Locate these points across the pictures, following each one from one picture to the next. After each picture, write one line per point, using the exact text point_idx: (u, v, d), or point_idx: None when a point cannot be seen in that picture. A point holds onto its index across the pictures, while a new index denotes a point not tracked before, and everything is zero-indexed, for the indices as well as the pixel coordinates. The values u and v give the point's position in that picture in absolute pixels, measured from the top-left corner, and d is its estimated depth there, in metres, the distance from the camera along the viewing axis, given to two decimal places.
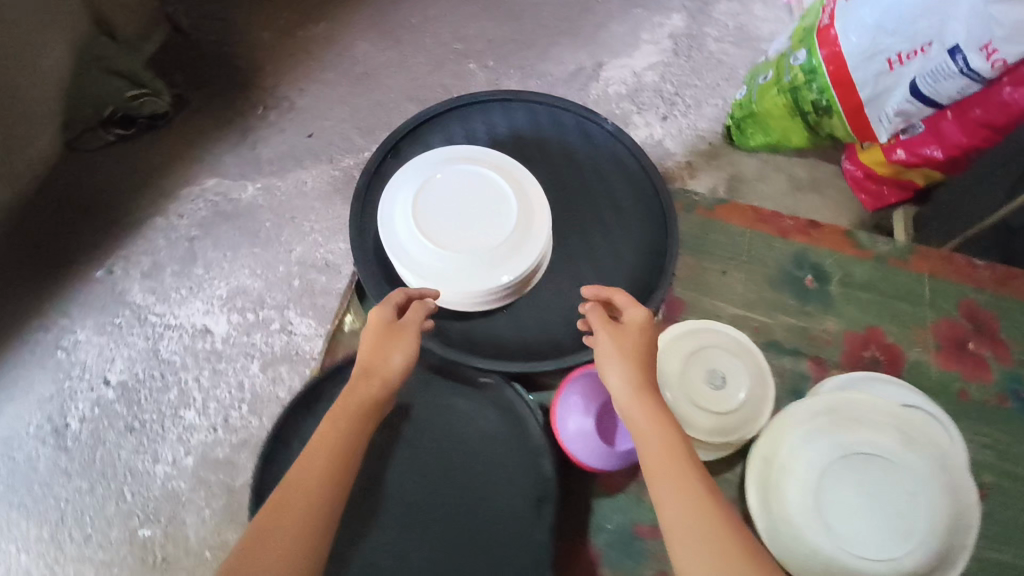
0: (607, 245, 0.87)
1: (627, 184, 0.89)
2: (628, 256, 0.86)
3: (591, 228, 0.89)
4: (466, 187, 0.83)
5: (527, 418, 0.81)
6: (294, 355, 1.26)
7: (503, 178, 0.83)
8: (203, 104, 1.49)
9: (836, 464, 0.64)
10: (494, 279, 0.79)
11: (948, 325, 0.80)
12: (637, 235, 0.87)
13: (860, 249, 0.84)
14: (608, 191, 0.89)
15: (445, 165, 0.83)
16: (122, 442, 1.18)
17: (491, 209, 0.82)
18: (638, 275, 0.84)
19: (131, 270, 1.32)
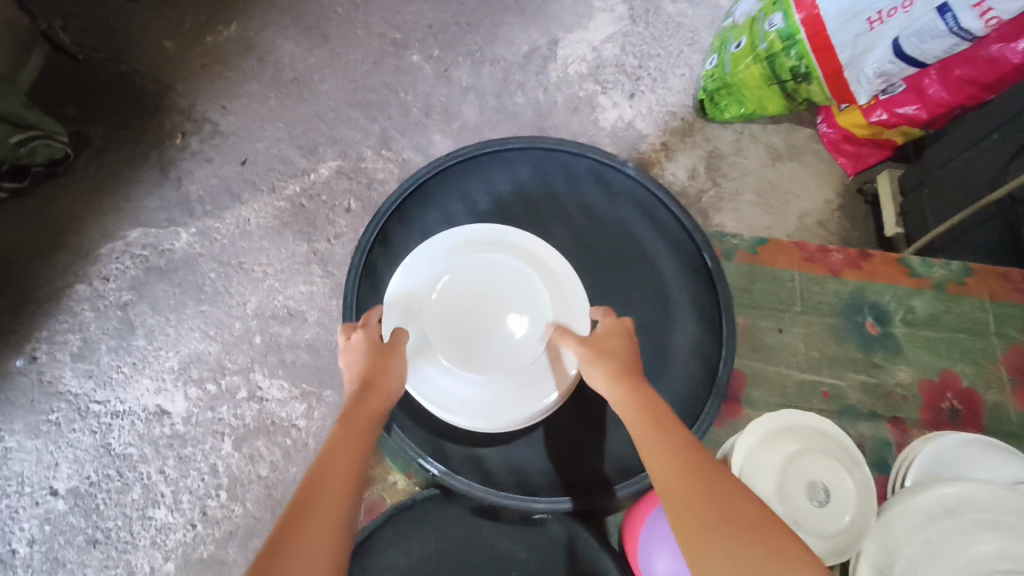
0: (643, 301, 0.81)
1: (651, 230, 0.84)
2: (675, 316, 0.81)
3: (629, 287, 0.82)
4: (480, 284, 0.80)
5: (595, 555, 0.81)
6: (270, 425, 1.11)
7: (517, 263, 0.80)
8: (108, 140, 1.29)
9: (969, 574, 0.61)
10: (532, 388, 0.75)
11: (1017, 353, 0.85)
12: (673, 286, 0.82)
13: (917, 277, 0.89)
14: (633, 239, 0.84)
15: (451, 261, 0.80)
16: (86, 559, 1.02)
17: (512, 306, 0.80)
18: (692, 337, 0.80)
19: (59, 353, 1.14)
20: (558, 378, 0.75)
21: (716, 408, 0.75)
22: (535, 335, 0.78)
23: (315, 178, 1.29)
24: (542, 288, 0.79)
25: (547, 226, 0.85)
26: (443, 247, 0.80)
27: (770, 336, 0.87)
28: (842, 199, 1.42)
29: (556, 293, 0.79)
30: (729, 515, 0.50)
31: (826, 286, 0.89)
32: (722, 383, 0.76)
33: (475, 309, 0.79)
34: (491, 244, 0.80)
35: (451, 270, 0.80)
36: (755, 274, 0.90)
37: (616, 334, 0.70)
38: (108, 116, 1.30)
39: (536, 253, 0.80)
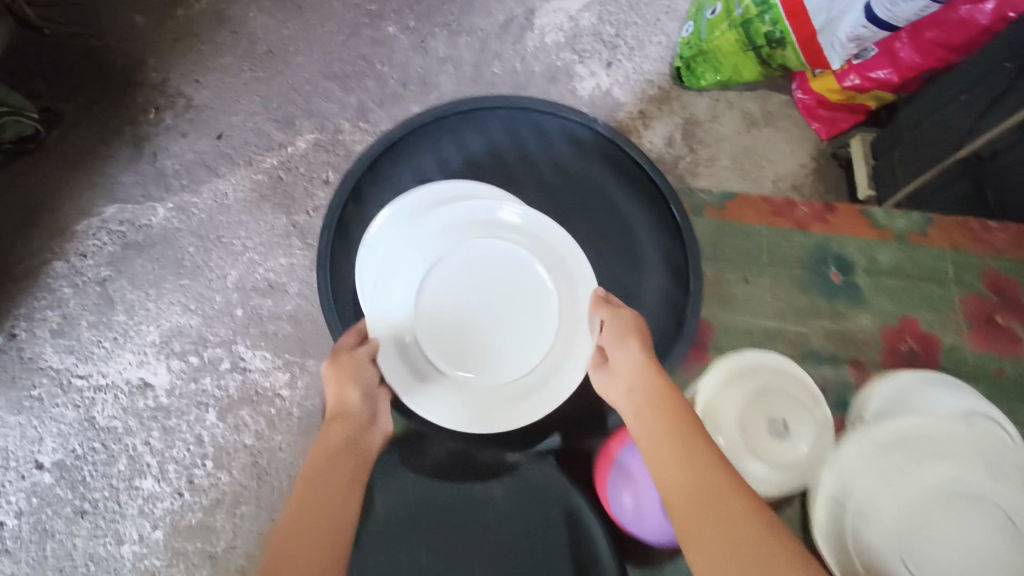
0: (614, 257, 0.84)
1: (621, 190, 0.86)
2: (643, 266, 0.83)
3: (599, 241, 0.85)
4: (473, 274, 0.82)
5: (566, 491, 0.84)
6: (254, 395, 1.12)
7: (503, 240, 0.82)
8: (79, 116, 1.27)
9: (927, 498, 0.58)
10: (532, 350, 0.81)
11: (977, 301, 0.82)
12: (643, 243, 0.84)
13: (881, 229, 0.86)
14: (604, 197, 0.86)
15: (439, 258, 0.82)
16: (74, 530, 1.03)
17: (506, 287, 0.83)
18: (660, 288, 0.82)
19: (38, 329, 1.13)
20: (573, 356, 0.78)
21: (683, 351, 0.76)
22: (537, 313, 0.82)
23: (292, 151, 1.29)
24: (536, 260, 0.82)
25: (519, 185, 0.87)
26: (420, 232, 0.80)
27: (736, 287, 0.85)
28: (815, 164, 1.44)
29: (551, 261, 0.82)
30: (714, 526, 0.51)
31: (793, 239, 0.86)
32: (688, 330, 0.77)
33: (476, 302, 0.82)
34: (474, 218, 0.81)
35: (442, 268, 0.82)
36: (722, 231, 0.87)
37: (620, 321, 0.70)
38: (79, 91, 1.29)
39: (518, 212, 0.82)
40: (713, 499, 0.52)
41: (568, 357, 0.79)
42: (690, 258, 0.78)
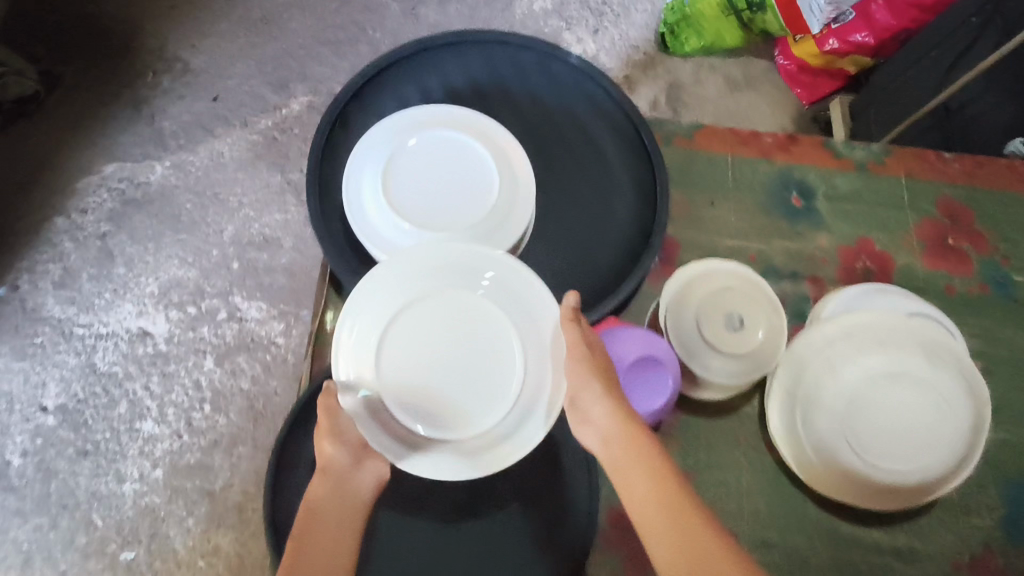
0: (592, 204, 0.66)
1: (609, 134, 0.68)
2: (621, 209, 0.65)
3: (577, 181, 0.67)
4: (438, 210, 0.60)
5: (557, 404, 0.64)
6: (250, 343, 1.16)
7: (470, 168, 0.61)
8: (78, 78, 1.30)
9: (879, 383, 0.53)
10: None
11: (929, 225, 0.70)
12: (616, 192, 0.66)
13: (840, 159, 0.71)
14: (587, 138, 0.68)
15: (388, 186, 0.59)
16: (77, 468, 1.07)
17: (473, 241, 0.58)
18: (636, 227, 0.64)
19: (40, 281, 1.17)
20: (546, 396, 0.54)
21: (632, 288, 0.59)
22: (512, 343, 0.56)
23: (286, 112, 1.32)
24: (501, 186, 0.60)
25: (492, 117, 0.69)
26: (382, 164, 0.60)
27: (702, 212, 0.68)
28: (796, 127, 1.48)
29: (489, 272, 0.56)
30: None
31: (758, 169, 0.70)
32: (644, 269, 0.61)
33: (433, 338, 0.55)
34: (426, 142, 0.61)
35: (401, 207, 0.59)
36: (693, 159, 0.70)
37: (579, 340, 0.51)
38: (78, 54, 1.31)
39: (489, 134, 0.62)
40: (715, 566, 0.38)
41: (543, 400, 0.55)
42: (663, 190, 0.62)
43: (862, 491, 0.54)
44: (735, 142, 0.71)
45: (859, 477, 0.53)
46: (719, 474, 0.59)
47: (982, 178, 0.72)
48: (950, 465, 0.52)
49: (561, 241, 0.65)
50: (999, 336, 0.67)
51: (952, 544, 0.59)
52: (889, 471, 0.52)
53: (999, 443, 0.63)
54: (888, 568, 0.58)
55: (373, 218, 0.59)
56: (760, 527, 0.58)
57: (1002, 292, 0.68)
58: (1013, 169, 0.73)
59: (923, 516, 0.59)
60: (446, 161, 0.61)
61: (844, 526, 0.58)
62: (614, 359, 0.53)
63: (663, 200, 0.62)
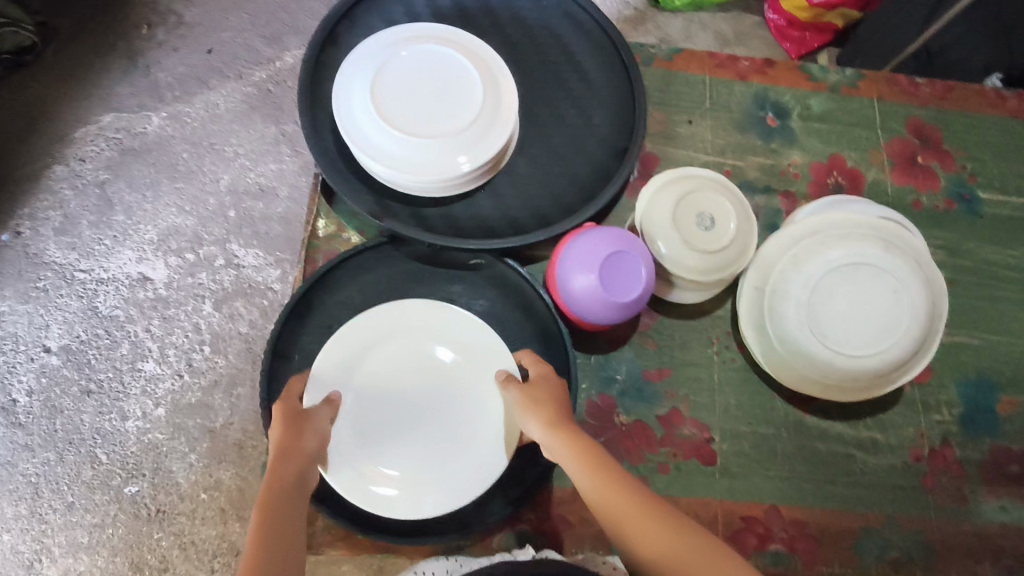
0: (573, 118, 0.69)
1: (592, 52, 0.71)
2: (602, 120, 0.69)
3: (559, 96, 0.70)
4: (426, 119, 0.63)
5: (534, 300, 0.62)
6: (248, 288, 1.19)
7: (454, 81, 0.64)
8: (74, 31, 1.31)
9: (840, 273, 0.56)
10: (472, 194, 0.66)
11: (899, 144, 0.75)
12: (595, 107, 0.70)
13: (814, 81, 0.76)
14: (568, 57, 0.71)
15: (378, 97, 0.62)
16: (81, 406, 1.11)
17: (462, 148, 0.62)
18: (615, 138, 0.68)
19: (41, 228, 1.20)
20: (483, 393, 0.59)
21: (615, 190, 0.63)
22: (491, 407, 0.59)
23: (280, 65, 1.33)
24: (485, 99, 0.63)
25: (479, 34, 0.71)
26: (371, 75, 0.63)
27: (680, 129, 0.73)
28: None
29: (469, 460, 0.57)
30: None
31: (732, 90, 0.75)
32: (628, 172, 0.65)
33: (414, 439, 0.58)
34: (411, 59, 0.64)
35: (391, 117, 0.62)
36: (672, 78, 0.75)
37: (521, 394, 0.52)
38: (72, 7, 1.32)
39: (471, 50, 0.65)
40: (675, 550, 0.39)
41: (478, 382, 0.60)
42: (640, 103, 0.66)
43: (827, 378, 0.57)
44: (710, 66, 0.75)
45: (824, 364, 0.56)
46: (693, 370, 0.62)
47: (952, 101, 0.77)
48: (906, 349, 0.56)
49: (544, 153, 0.68)
50: (960, 248, 0.70)
51: (912, 436, 0.62)
52: (850, 355, 0.55)
53: (959, 345, 0.66)
54: (851, 457, 0.61)
55: (366, 126, 0.62)
56: (731, 418, 0.62)
57: (968, 208, 0.72)
58: (982, 93, 0.78)
59: (885, 411, 0.63)
60: (431, 74, 0.64)
61: (809, 419, 0.62)
62: (591, 255, 0.56)
63: (640, 112, 0.66)
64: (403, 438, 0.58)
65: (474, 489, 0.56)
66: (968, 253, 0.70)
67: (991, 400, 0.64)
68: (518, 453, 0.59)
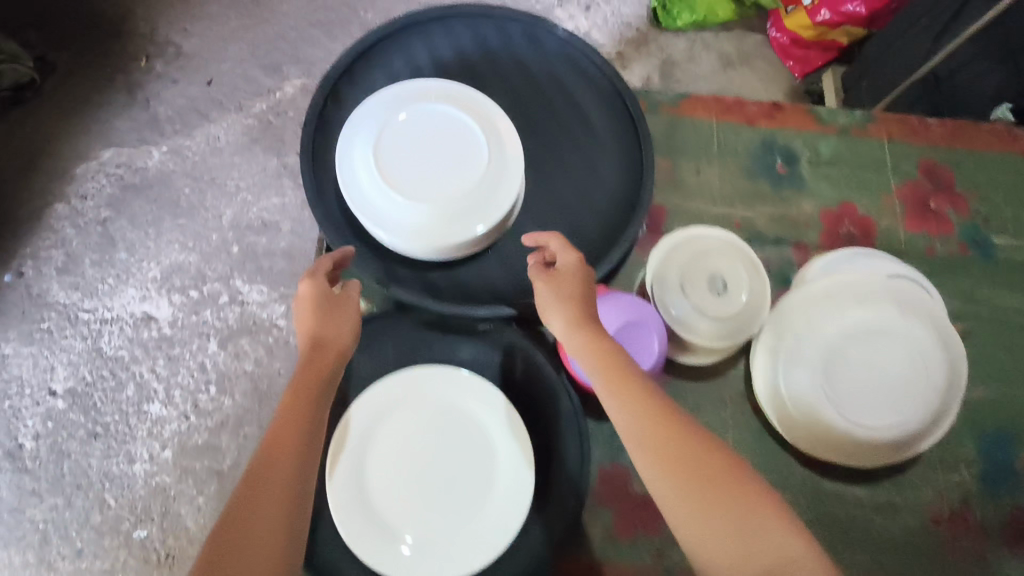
0: (578, 170, 0.68)
1: (597, 103, 0.70)
2: (608, 174, 0.68)
3: (565, 151, 0.69)
4: (432, 180, 0.62)
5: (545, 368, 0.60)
6: (253, 325, 1.18)
7: (458, 141, 0.63)
8: (73, 66, 1.29)
9: (856, 340, 0.55)
10: (479, 255, 0.65)
11: (911, 187, 0.73)
12: (601, 158, 0.69)
13: (823, 124, 0.75)
14: (574, 108, 0.70)
15: (383, 164, 0.61)
16: (88, 449, 1.10)
17: (474, 213, 0.61)
18: (621, 193, 0.67)
19: (44, 267, 1.19)
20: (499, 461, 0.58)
21: (623, 251, 0.62)
22: (504, 478, 0.57)
23: (280, 96, 1.31)
24: (489, 159, 0.62)
25: (483, 88, 0.70)
26: (374, 137, 0.62)
27: (688, 177, 0.71)
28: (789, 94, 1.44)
29: (477, 530, 0.55)
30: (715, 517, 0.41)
31: (740, 134, 0.74)
32: (637, 230, 0.64)
33: (427, 505, 0.56)
34: (413, 120, 0.63)
35: (398, 185, 0.61)
36: (678, 126, 0.73)
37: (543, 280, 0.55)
38: (72, 42, 1.30)
39: (474, 107, 0.64)
40: (706, 466, 0.43)
41: (495, 447, 0.58)
42: (647, 159, 0.65)
43: (843, 446, 0.56)
44: (718, 110, 0.74)
45: (840, 434, 0.56)
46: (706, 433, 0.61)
47: (963, 140, 0.75)
48: (924, 419, 0.55)
49: (550, 210, 0.67)
50: (976, 296, 0.69)
51: (931, 496, 0.61)
52: (868, 426, 0.55)
53: (976, 399, 0.65)
54: (869, 520, 0.60)
55: (369, 191, 0.61)
56: None
57: (983, 253, 0.71)
58: (994, 131, 0.76)
59: (904, 471, 0.62)
60: (436, 135, 0.63)
61: (826, 482, 0.61)
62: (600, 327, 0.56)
63: (648, 168, 0.64)
64: (413, 504, 0.56)
65: (474, 563, 0.54)
66: (984, 301, 0.69)
67: (1011, 457, 0.63)
68: (532, 527, 0.58)
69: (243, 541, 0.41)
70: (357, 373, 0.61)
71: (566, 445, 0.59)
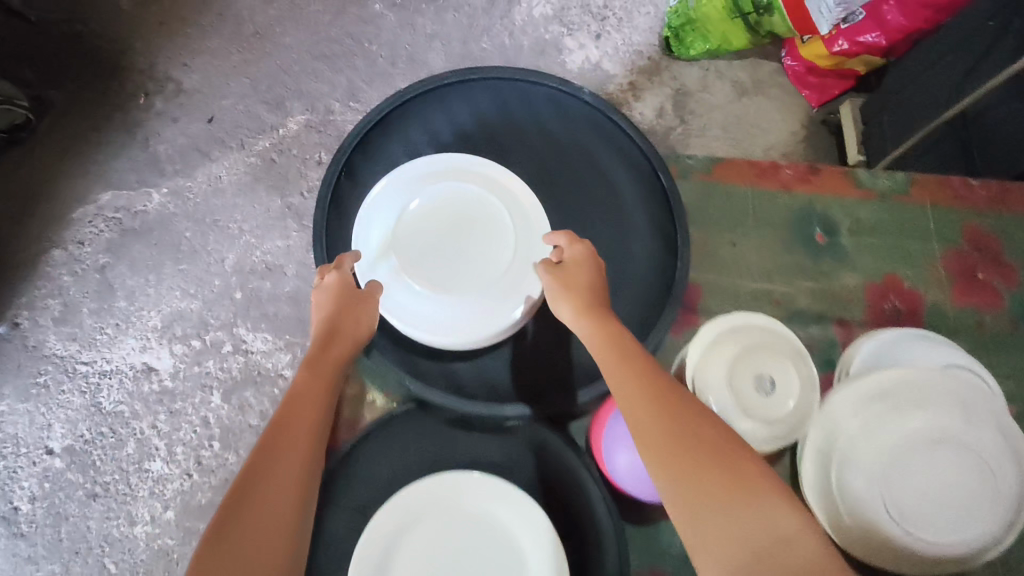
0: (609, 244, 0.65)
1: (627, 172, 0.66)
2: (640, 249, 0.64)
3: (595, 224, 0.65)
4: (458, 269, 0.60)
5: (578, 470, 0.57)
6: (257, 375, 1.11)
7: (485, 226, 0.62)
8: (71, 104, 1.21)
9: (918, 445, 0.52)
10: (501, 345, 0.62)
11: (956, 257, 0.69)
12: (632, 231, 0.65)
13: (863, 189, 0.71)
14: (602, 178, 0.66)
15: (405, 261, 0.59)
16: (87, 511, 1.06)
17: (513, 295, 0.59)
18: (655, 270, 0.63)
19: (40, 317, 1.13)
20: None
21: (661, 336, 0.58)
22: None
23: (284, 133, 1.20)
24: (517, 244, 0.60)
25: (506, 160, 0.67)
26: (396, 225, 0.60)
27: (722, 252, 0.68)
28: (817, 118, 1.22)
29: None
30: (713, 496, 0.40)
31: (777, 201, 0.70)
32: (672, 312, 0.60)
33: None
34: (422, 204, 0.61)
35: (429, 283, 0.59)
36: (711, 193, 0.70)
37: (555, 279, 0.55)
38: (69, 78, 1.21)
39: (487, 180, 0.62)
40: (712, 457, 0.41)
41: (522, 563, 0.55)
42: (683, 235, 0.61)
43: (903, 559, 0.52)
44: (752, 176, 0.70)
45: (900, 547, 0.52)
46: None
47: (1010, 204, 0.71)
48: (993, 534, 0.51)
49: None
50: None
51: None
52: (931, 541, 0.51)
53: None
54: None
55: (394, 284, 0.59)
56: None
57: None
58: None
59: None
60: (453, 219, 0.62)
61: None
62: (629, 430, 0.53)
63: (684, 245, 0.60)
64: None
65: None
66: None
67: None
68: None
69: (250, 513, 0.39)
70: (378, 477, 0.57)
71: (602, 560, 0.54)
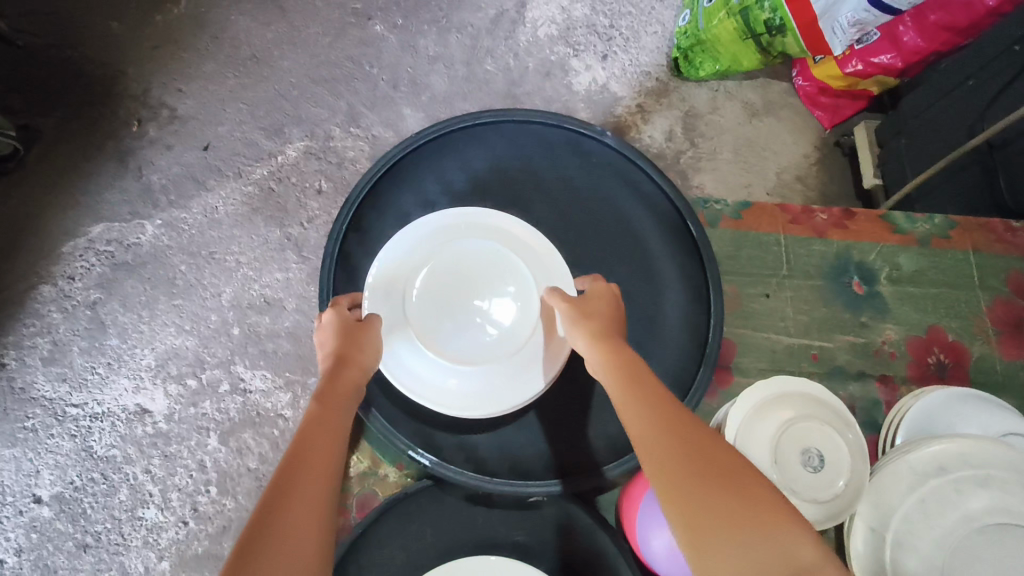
0: (635, 297, 0.62)
1: (653, 221, 0.63)
2: (669, 301, 0.61)
3: (621, 275, 0.62)
4: (471, 335, 0.57)
5: (606, 551, 0.54)
6: (256, 417, 1.06)
7: (504, 292, 0.59)
8: (60, 133, 1.15)
9: (980, 528, 0.48)
10: (524, 411, 0.58)
11: (1003, 306, 0.66)
12: (663, 281, 0.62)
13: (901, 233, 0.68)
14: (625, 225, 0.64)
15: (422, 332, 0.56)
16: (77, 563, 1.00)
17: (544, 355, 0.56)
18: (686, 324, 0.61)
19: (28, 357, 1.08)
20: None
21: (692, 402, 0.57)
22: None
23: (282, 160, 1.15)
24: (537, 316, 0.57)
25: (525, 210, 0.64)
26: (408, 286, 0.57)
27: (754, 304, 0.65)
28: (831, 141, 1.16)
29: None
30: (724, 519, 0.34)
31: (810, 249, 0.67)
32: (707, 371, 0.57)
33: None
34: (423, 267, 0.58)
35: (453, 351, 0.56)
36: (741, 240, 0.67)
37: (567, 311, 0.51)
38: (57, 105, 1.16)
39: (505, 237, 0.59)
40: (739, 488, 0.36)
41: None
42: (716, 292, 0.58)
43: None
44: (782, 222, 0.68)
45: None
46: None
47: None
48: None
49: None
50: None
51: None
52: None
53: None
54: None
55: (401, 348, 0.55)
56: None
57: None
58: None
59: None
60: (469, 281, 0.59)
61: None
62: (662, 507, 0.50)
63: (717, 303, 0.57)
64: None
65: None
66: None
67: None
68: None
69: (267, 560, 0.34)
70: (393, 561, 0.54)
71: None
